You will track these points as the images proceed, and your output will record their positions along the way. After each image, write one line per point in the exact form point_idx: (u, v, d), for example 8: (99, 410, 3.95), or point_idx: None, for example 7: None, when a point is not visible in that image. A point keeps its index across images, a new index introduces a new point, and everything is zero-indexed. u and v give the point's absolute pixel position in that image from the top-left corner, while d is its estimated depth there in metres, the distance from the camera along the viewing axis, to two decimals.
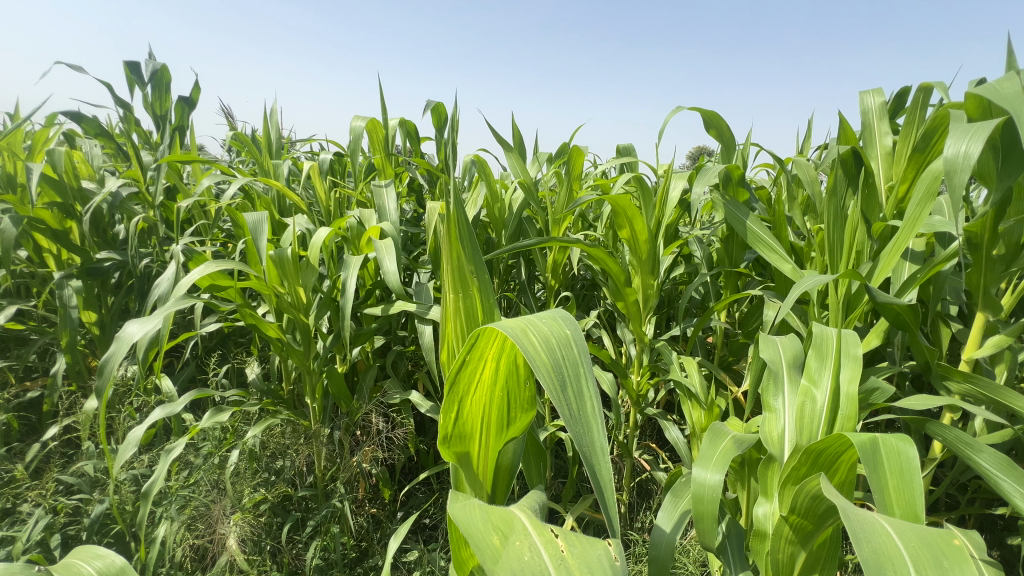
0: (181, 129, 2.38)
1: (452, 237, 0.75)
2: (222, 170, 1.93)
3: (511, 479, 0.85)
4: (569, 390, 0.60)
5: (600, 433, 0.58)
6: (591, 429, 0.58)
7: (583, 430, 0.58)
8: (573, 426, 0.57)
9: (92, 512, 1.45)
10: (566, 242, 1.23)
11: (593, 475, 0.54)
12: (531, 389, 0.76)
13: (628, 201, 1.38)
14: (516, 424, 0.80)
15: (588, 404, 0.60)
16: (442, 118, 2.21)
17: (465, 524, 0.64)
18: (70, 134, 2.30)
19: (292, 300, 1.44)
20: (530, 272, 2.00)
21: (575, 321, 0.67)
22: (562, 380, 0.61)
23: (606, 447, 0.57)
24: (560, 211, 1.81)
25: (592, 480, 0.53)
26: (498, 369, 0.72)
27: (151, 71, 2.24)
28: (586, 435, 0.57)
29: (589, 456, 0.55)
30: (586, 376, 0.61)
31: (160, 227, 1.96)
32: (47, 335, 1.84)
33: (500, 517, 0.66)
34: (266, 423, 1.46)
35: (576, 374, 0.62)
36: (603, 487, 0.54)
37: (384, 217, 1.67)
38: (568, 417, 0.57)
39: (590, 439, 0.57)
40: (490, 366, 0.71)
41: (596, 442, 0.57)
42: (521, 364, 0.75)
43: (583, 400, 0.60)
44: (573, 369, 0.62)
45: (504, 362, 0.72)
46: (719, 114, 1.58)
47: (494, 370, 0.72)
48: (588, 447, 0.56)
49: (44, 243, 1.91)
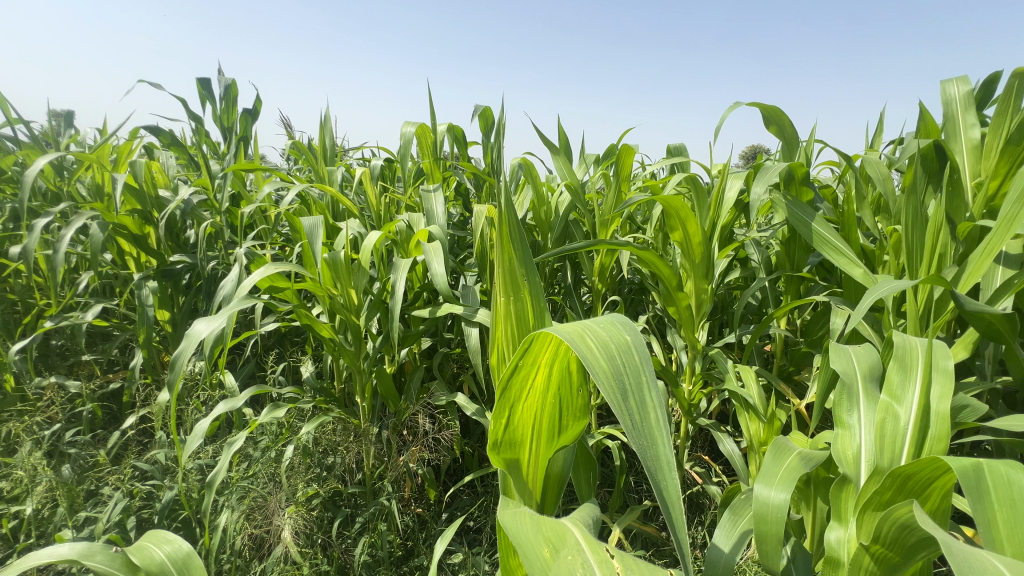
0: (245, 139, 2.53)
1: (504, 241, 0.74)
2: (282, 177, 2.03)
3: (561, 490, 0.83)
4: (631, 398, 0.58)
5: (667, 446, 0.55)
6: (656, 442, 0.54)
7: (648, 443, 0.54)
8: (637, 437, 0.53)
9: (163, 498, 1.55)
10: (615, 244, 1.19)
11: (662, 492, 0.50)
12: (584, 396, 0.74)
13: (681, 202, 1.33)
14: (568, 432, 0.77)
15: (653, 415, 0.57)
16: (490, 122, 2.23)
17: (516, 533, 0.62)
18: (149, 147, 2.49)
19: (345, 302, 1.48)
20: (577, 276, 1.97)
21: (634, 326, 0.64)
22: (623, 388, 0.58)
23: (673, 461, 0.53)
24: (609, 213, 1.77)
25: (660, 496, 0.49)
26: (551, 375, 0.70)
27: (219, 86, 2.39)
28: (651, 448, 0.53)
29: (656, 471, 0.52)
30: (648, 385, 0.58)
31: (226, 231, 2.09)
32: (127, 332, 1.99)
33: (551, 529, 0.64)
34: (319, 421, 1.50)
35: (637, 383, 0.59)
36: (672, 504, 0.50)
37: (432, 221, 1.69)
38: (630, 427, 0.54)
39: (656, 452, 0.53)
40: (543, 372, 0.69)
41: (663, 456, 0.53)
42: (575, 371, 0.73)
43: (648, 411, 0.57)
44: (635, 378, 0.59)
45: (558, 368, 0.70)
46: (780, 109, 1.49)
47: (547, 376, 0.70)
48: (653, 460, 0.52)
49: (126, 246, 2.07)
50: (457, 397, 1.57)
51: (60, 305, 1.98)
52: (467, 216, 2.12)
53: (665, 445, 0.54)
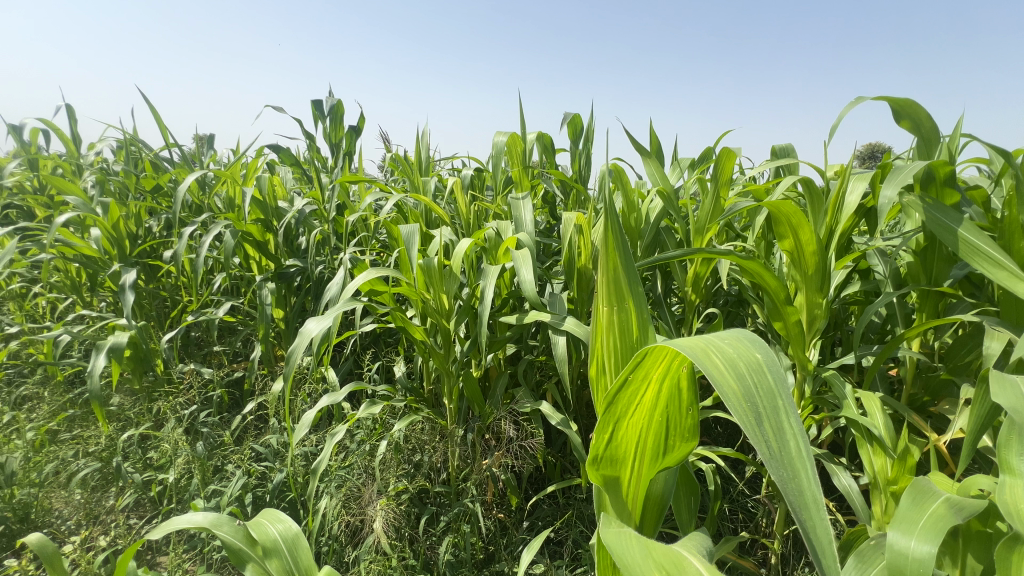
0: (350, 154, 2.75)
1: (609, 249, 0.72)
2: (382, 188, 2.18)
3: (662, 514, 0.78)
4: (765, 424, 0.53)
5: (810, 482, 0.49)
6: (798, 475, 0.49)
7: (789, 476, 0.49)
8: (776, 469, 0.49)
9: (274, 479, 1.71)
10: (716, 253, 1.11)
11: (807, 532, 0.45)
12: (694, 417, 0.69)
13: (792, 207, 1.21)
14: (673, 454, 0.73)
15: (793, 444, 0.52)
16: (578, 129, 2.21)
17: (624, 556, 0.61)
18: (272, 163, 2.80)
19: (436, 306, 1.54)
20: (667, 286, 1.88)
21: (765, 344, 0.59)
22: (757, 412, 0.54)
23: (821, 499, 0.47)
24: (705, 220, 1.67)
25: (807, 538, 0.44)
26: (659, 393, 0.67)
27: (329, 106, 2.62)
28: (793, 481, 0.49)
29: (800, 508, 0.47)
30: (785, 410, 0.53)
31: (332, 238, 2.27)
32: (249, 327, 2.24)
33: (663, 555, 0.62)
34: (410, 419, 1.58)
35: (773, 407, 0.54)
36: (820, 548, 0.45)
37: (520, 228, 1.70)
38: (766, 456, 0.49)
39: (799, 487, 0.48)
40: (652, 389, 0.66)
41: (807, 492, 0.48)
42: (685, 388, 0.68)
43: (788, 439, 0.52)
44: (770, 401, 0.54)
45: (667, 385, 0.66)
46: (916, 100, 1.30)
47: (655, 393, 0.67)
48: (798, 496, 0.48)
49: (251, 252, 2.34)
50: (542, 404, 1.56)
51: (198, 301, 2.28)
52: (553, 224, 2.11)
53: (811, 480, 0.49)
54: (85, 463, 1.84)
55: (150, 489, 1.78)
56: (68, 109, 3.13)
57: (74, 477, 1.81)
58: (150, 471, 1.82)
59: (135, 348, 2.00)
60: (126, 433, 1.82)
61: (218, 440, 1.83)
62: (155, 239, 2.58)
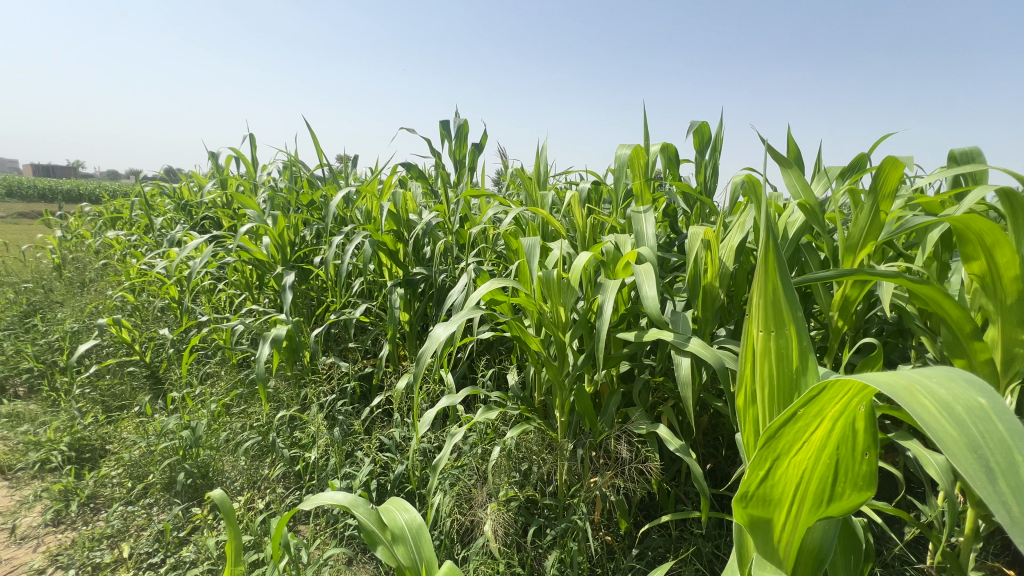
0: (472, 169, 2.91)
1: (769, 269, 0.67)
2: (502, 202, 2.27)
3: (821, 566, 0.71)
4: (1001, 482, 0.45)
5: None
6: None
7: None
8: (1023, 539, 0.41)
9: (396, 470, 1.84)
10: (881, 275, 0.97)
11: None
12: (872, 465, 0.63)
13: (987, 225, 1.00)
14: (840, 502, 0.66)
15: None
16: (705, 138, 2.09)
17: None
18: (403, 180, 3.08)
19: (553, 318, 1.55)
20: (807, 309, 1.68)
21: (990, 388, 0.50)
22: (986, 465, 0.46)
23: None
24: (860, 236, 1.45)
25: None
26: (830, 433, 0.61)
27: (456, 126, 2.81)
28: None
29: None
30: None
31: (454, 248, 2.42)
32: (380, 327, 2.47)
33: None
34: (522, 428, 1.60)
35: (1009, 461, 0.46)
36: None
37: (641, 242, 1.65)
38: (1008, 521, 0.42)
39: None
40: (821, 428, 0.61)
41: None
42: (860, 430, 0.63)
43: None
44: (1003, 453, 0.47)
45: (841, 425, 0.60)
46: None
47: (825, 433, 0.61)
48: None
49: (385, 259, 2.59)
50: (659, 427, 1.49)
51: (340, 302, 2.57)
52: (674, 238, 2.01)
53: None
54: (249, 436, 2.17)
55: (296, 464, 2.03)
56: (249, 138, 3.76)
57: (240, 446, 2.14)
58: (297, 449, 2.08)
59: (291, 340, 2.31)
60: (280, 413, 2.10)
61: (351, 427, 2.03)
62: (309, 246, 2.97)
